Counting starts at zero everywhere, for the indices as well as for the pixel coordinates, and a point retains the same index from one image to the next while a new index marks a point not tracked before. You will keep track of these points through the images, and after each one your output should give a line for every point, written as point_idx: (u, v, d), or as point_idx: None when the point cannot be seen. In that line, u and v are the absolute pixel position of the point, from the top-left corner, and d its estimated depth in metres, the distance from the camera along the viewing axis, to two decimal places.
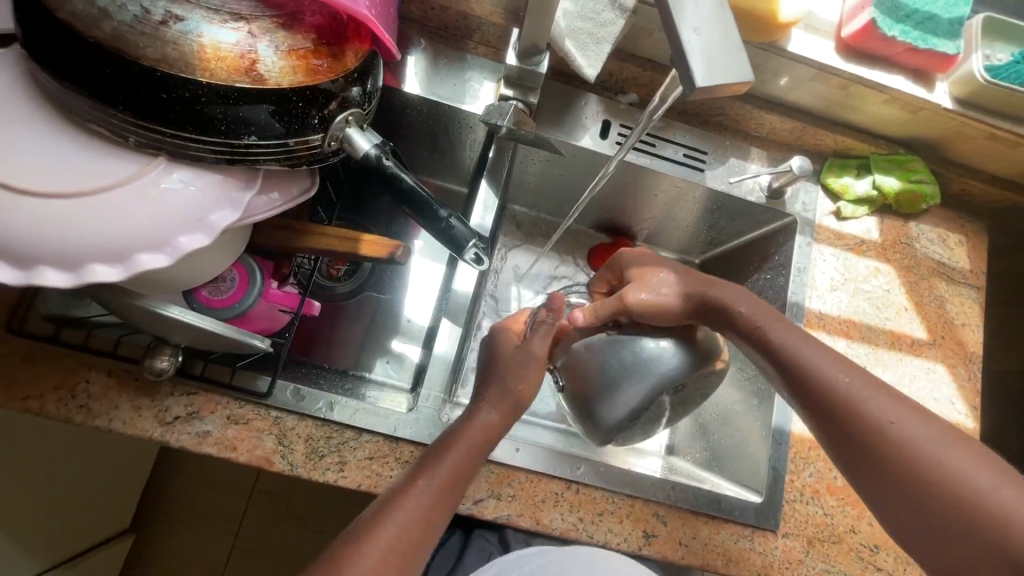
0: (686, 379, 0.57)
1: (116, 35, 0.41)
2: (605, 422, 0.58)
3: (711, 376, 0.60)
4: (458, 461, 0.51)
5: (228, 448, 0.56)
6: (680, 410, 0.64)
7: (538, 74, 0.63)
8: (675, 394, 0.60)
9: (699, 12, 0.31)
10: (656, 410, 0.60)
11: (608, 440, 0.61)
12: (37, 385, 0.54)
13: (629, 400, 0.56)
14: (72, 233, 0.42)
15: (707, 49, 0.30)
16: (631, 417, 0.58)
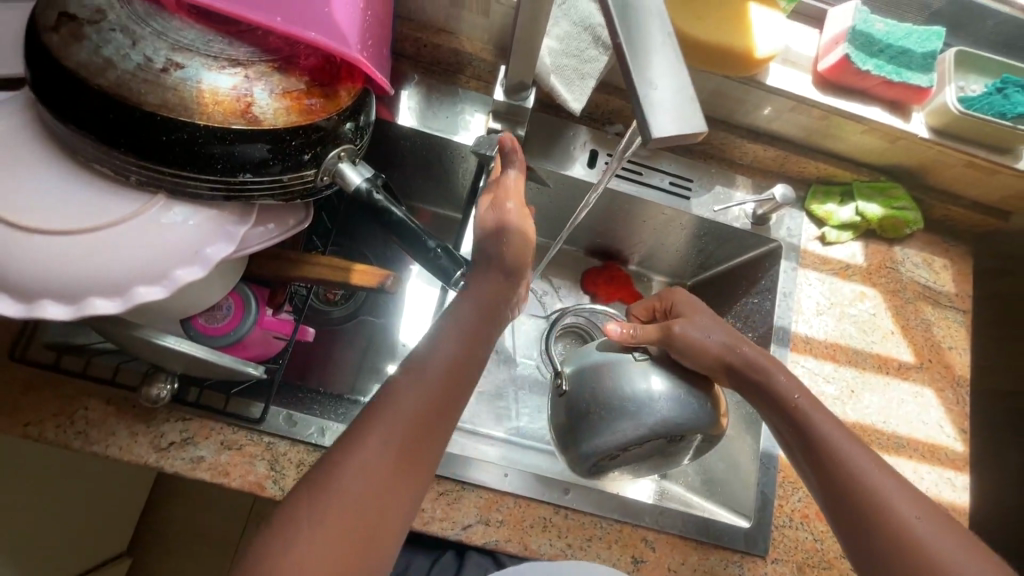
0: (687, 435, 0.56)
1: (119, 82, 0.43)
2: (594, 447, 0.56)
3: (707, 444, 0.59)
4: (457, 354, 0.51)
5: (220, 474, 0.57)
6: (663, 466, 0.63)
7: (525, 109, 0.65)
8: (661, 450, 0.58)
9: (662, 66, 0.34)
10: (639, 455, 0.58)
11: (585, 466, 0.59)
12: (38, 412, 0.56)
13: (629, 435, 0.55)
14: (74, 269, 0.44)
15: (664, 101, 0.33)
16: (618, 452, 0.57)
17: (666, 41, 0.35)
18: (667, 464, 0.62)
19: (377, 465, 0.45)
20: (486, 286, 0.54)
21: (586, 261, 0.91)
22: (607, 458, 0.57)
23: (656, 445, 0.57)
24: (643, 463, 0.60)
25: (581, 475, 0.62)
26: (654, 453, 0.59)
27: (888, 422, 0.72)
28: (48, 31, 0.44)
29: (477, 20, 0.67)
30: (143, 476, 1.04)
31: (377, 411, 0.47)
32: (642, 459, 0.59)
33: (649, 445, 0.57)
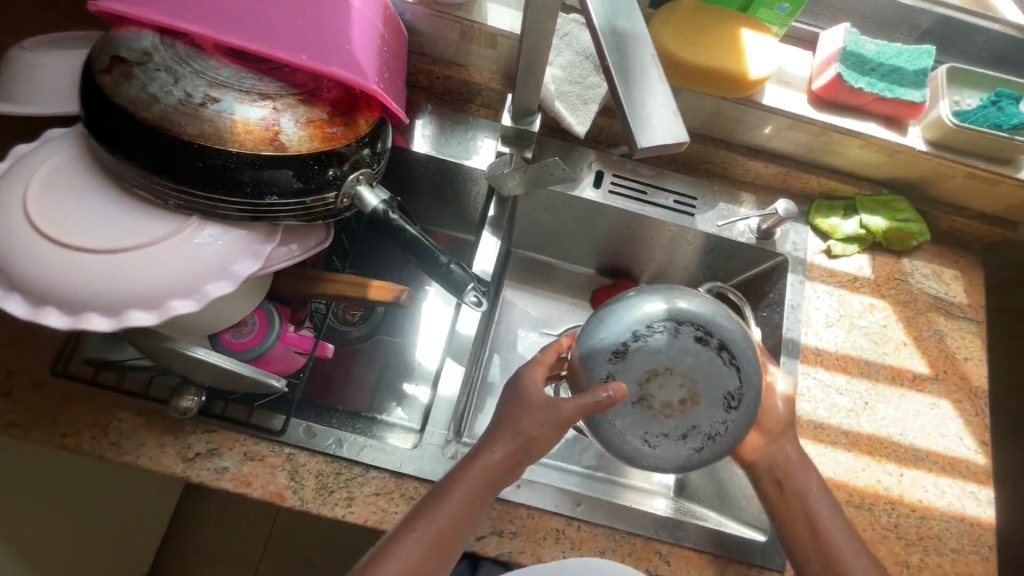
0: (728, 422, 0.53)
1: (162, 115, 0.48)
2: (709, 318, 0.53)
3: (692, 452, 0.53)
4: (501, 461, 0.53)
5: (243, 483, 0.60)
6: (621, 424, 0.52)
7: (532, 133, 0.69)
8: (688, 400, 0.52)
9: (645, 82, 0.37)
10: (681, 376, 0.52)
11: (660, 327, 0.53)
12: (75, 424, 0.59)
13: (737, 357, 0.53)
14: (115, 284, 0.47)
15: (647, 114, 0.36)
16: (703, 348, 0.53)
17: (653, 62, 0.38)
18: (626, 433, 0.52)
19: (420, 559, 0.50)
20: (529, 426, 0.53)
21: (597, 279, 0.93)
22: (684, 339, 0.52)
23: (711, 390, 0.53)
24: (649, 399, 0.52)
25: (621, 333, 0.52)
26: (679, 397, 0.52)
27: (904, 434, 0.71)
28: (101, 72, 0.49)
29: (485, 53, 0.71)
30: (173, 491, 1.08)
31: (427, 512, 0.52)
32: (677, 378, 0.52)
33: (710, 379, 0.53)
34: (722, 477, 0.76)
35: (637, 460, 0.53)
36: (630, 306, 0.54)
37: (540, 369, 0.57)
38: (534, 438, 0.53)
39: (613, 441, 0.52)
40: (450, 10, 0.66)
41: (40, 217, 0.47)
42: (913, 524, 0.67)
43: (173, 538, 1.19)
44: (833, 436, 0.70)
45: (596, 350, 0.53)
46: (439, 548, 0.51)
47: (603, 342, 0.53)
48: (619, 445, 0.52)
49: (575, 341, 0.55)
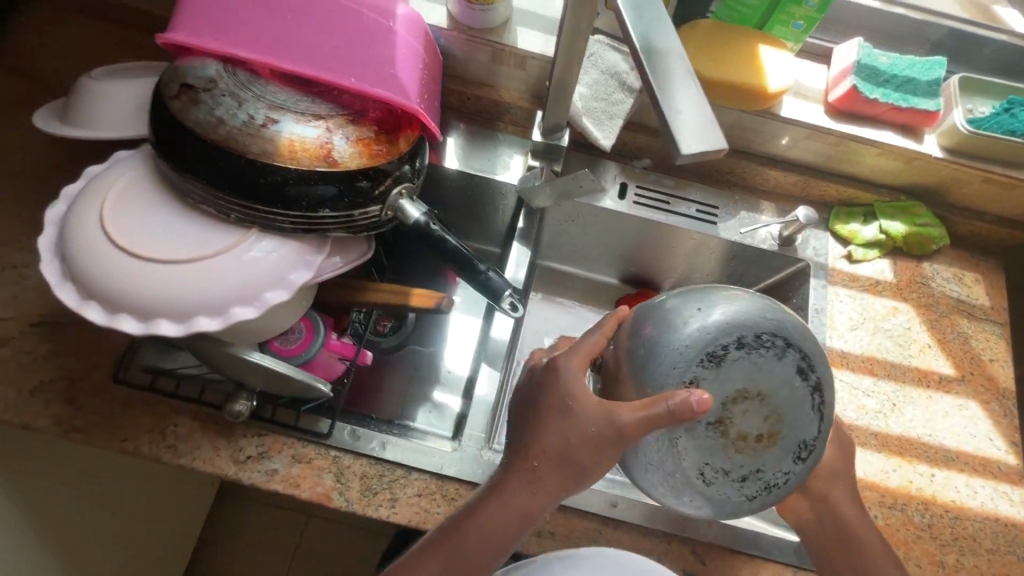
0: (791, 474, 0.52)
1: (228, 136, 0.52)
2: (815, 351, 0.52)
3: (743, 495, 0.52)
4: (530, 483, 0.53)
5: (292, 485, 0.63)
6: (684, 444, 0.51)
7: (561, 148, 0.72)
8: (766, 438, 0.51)
9: (684, 97, 0.40)
10: (770, 409, 0.51)
11: (767, 343, 0.51)
12: (134, 429, 0.64)
13: (828, 403, 0.52)
14: (184, 294, 0.51)
15: (688, 125, 0.39)
16: (799, 383, 0.51)
17: (688, 75, 0.41)
18: (686, 457, 0.51)
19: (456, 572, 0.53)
20: (569, 439, 0.52)
21: (619, 289, 0.95)
22: (785, 364, 0.51)
23: (791, 435, 0.51)
24: (727, 426, 0.51)
25: (726, 336, 0.50)
26: (757, 432, 0.51)
27: (933, 435, 0.72)
28: (171, 98, 0.54)
29: (514, 74, 0.75)
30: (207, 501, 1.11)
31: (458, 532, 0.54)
32: (762, 407, 0.51)
33: (795, 421, 0.52)
34: None
35: (686, 489, 0.52)
36: (738, 310, 0.52)
37: (580, 358, 0.54)
38: (579, 452, 0.52)
39: (670, 462, 0.51)
40: (482, 35, 0.71)
41: (120, 239, 0.51)
42: (947, 524, 0.67)
43: (206, 550, 1.23)
44: (862, 437, 0.72)
45: (690, 347, 0.50)
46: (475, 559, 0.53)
47: (702, 340, 0.51)
48: (676, 468, 0.51)
49: (665, 326, 0.52)
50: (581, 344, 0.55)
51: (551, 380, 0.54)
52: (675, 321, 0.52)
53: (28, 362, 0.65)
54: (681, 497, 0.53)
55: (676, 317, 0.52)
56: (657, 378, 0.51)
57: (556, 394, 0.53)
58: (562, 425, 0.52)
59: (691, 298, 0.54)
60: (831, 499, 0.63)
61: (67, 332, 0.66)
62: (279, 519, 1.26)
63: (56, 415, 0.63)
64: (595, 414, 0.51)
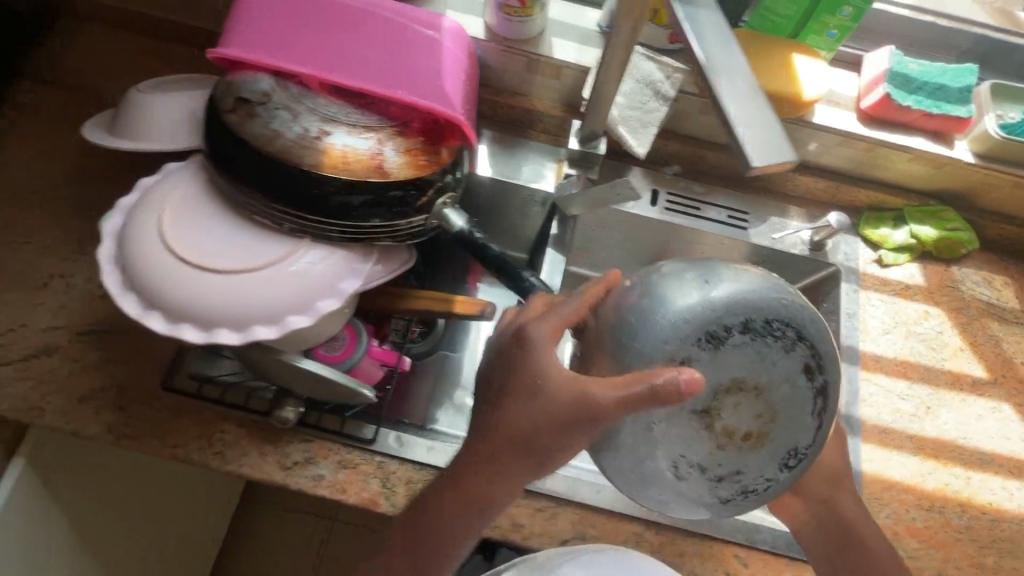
0: (773, 478, 0.52)
1: (284, 148, 0.54)
2: (825, 352, 0.51)
3: (716, 493, 0.52)
4: (493, 467, 0.51)
5: (339, 490, 0.64)
6: (664, 431, 0.50)
7: (597, 155, 0.74)
8: (753, 437, 0.50)
9: (746, 112, 0.41)
10: (763, 407, 0.50)
11: (774, 335, 0.49)
12: (183, 435, 0.65)
13: (828, 408, 0.51)
14: (241, 303, 0.53)
15: (756, 140, 0.40)
16: (803, 382, 0.50)
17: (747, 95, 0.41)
18: (664, 445, 0.50)
19: (412, 558, 0.53)
20: (538, 419, 0.48)
21: None
22: (788, 359, 0.50)
23: (781, 438, 0.51)
24: (714, 419, 0.50)
25: (732, 320, 0.48)
26: (746, 429, 0.50)
27: (968, 438, 0.73)
28: (227, 111, 0.55)
29: (547, 83, 0.76)
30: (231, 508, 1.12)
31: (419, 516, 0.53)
32: (753, 402, 0.50)
33: (785, 423, 0.51)
34: None
35: (659, 478, 0.51)
36: (747, 294, 0.50)
37: (553, 326, 0.50)
38: (537, 434, 0.49)
39: (647, 449, 0.50)
40: (518, 45, 0.72)
41: (181, 250, 0.53)
42: (985, 527, 0.68)
43: (228, 557, 1.23)
44: (898, 441, 0.72)
45: (688, 326, 0.49)
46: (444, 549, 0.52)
47: (703, 321, 0.49)
48: (652, 455, 0.50)
49: (664, 298, 0.50)
50: (558, 314, 0.50)
51: (520, 353, 0.50)
52: (675, 295, 0.50)
53: (77, 370, 0.66)
54: (648, 487, 0.52)
55: (678, 291, 0.50)
56: (646, 351, 0.49)
57: (526, 367, 0.49)
58: (529, 406, 0.49)
59: (694, 273, 0.51)
60: (833, 492, 0.64)
61: (113, 341, 0.68)
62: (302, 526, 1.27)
63: (106, 422, 0.65)
64: (563, 397, 0.47)
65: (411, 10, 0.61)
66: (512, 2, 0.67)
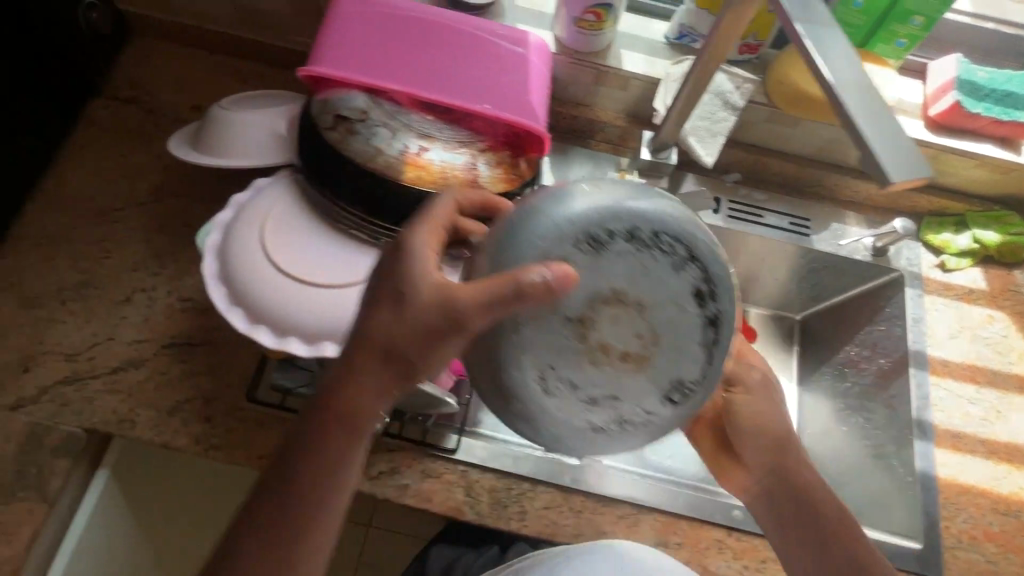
0: (653, 414, 0.45)
1: (388, 165, 0.56)
2: (722, 277, 0.44)
3: (586, 419, 0.44)
4: (360, 396, 0.43)
5: (425, 499, 0.65)
6: (535, 341, 0.42)
7: (668, 165, 0.74)
8: (632, 358, 0.44)
9: (877, 123, 0.39)
10: (647, 326, 0.44)
11: (661, 248, 0.43)
12: (269, 446, 0.66)
13: (721, 342, 0.44)
14: (345, 315, 0.54)
15: (891, 153, 0.38)
16: (690, 308, 0.44)
17: (874, 105, 0.39)
18: (530, 351, 0.42)
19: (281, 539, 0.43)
20: (400, 329, 0.42)
21: None
22: (676, 277, 0.43)
23: (664, 367, 0.44)
24: (590, 330, 0.43)
25: (618, 222, 0.42)
26: (623, 347, 0.43)
27: None
28: (328, 128, 0.57)
29: (613, 94, 0.77)
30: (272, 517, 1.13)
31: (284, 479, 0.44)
32: (637, 315, 0.43)
33: (670, 349, 0.44)
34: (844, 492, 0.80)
35: (524, 399, 0.43)
36: (645, 199, 0.43)
37: (433, 228, 0.45)
38: (411, 344, 0.41)
39: (508, 361, 0.42)
40: (587, 58, 0.73)
41: (285, 265, 0.55)
42: None
43: None
44: (970, 445, 0.73)
45: (568, 223, 0.42)
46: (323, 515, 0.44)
47: (588, 219, 0.42)
48: (515, 367, 0.42)
49: (554, 192, 0.43)
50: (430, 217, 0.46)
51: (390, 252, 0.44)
52: (566, 195, 0.43)
53: (162, 383, 0.67)
54: (512, 410, 0.44)
55: (570, 192, 0.44)
56: (516, 244, 0.41)
57: (394, 264, 0.43)
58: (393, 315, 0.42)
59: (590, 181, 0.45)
60: (777, 456, 0.60)
61: (196, 354, 0.69)
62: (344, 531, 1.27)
63: (194, 433, 0.66)
64: (430, 300, 0.41)
65: (498, 28, 0.62)
66: (588, 16, 0.68)
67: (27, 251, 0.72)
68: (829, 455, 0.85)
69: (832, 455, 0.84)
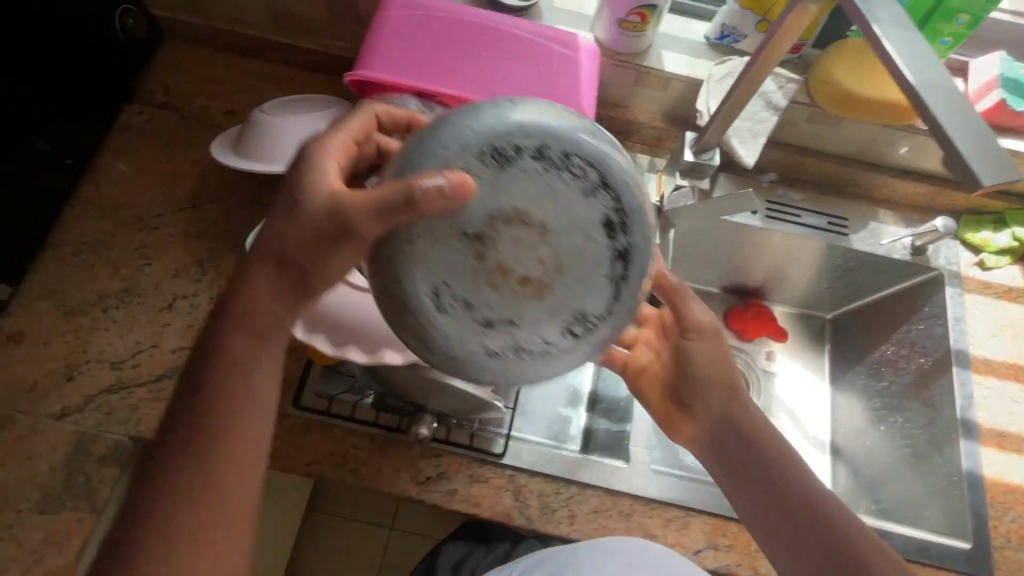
0: (553, 341, 0.46)
1: None
2: (630, 205, 0.44)
3: (484, 341, 0.45)
4: (263, 307, 0.44)
5: (473, 504, 0.65)
6: (432, 254, 0.43)
7: (710, 166, 0.73)
8: (532, 282, 0.45)
9: (965, 130, 0.39)
10: (552, 255, 0.44)
11: (571, 171, 0.42)
12: (317, 453, 0.66)
13: (629, 277, 0.46)
14: None
15: (982, 160, 0.38)
16: (600, 240, 0.44)
17: (961, 110, 0.40)
18: (425, 265, 0.43)
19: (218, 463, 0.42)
20: (297, 234, 0.42)
21: (724, 299, 0.96)
22: (583, 204, 0.43)
23: (567, 296, 0.45)
24: (489, 249, 0.43)
25: (526, 138, 0.41)
26: (523, 270, 0.44)
27: None
28: None
29: (652, 95, 0.77)
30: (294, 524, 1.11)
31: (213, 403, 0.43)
32: (540, 236, 0.44)
33: (571, 274, 0.45)
34: (882, 490, 0.81)
35: (422, 311, 0.44)
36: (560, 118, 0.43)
37: (339, 140, 0.46)
38: (309, 254, 0.42)
39: (405, 272, 0.43)
40: (630, 59, 0.73)
41: None
42: None
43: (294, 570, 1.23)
44: (1015, 443, 0.73)
45: (473, 135, 0.41)
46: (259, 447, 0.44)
47: (494, 133, 0.41)
48: (410, 279, 0.43)
49: (467, 104, 0.42)
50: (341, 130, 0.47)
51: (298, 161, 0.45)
52: (479, 110, 0.42)
53: None
54: (405, 324, 0.44)
55: (484, 106, 0.43)
56: (419, 156, 0.41)
57: (296, 175, 0.44)
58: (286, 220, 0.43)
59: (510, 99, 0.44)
60: (733, 411, 0.59)
61: None
62: (359, 535, 1.26)
63: None
64: (322, 204, 0.41)
65: (548, 30, 0.62)
66: (632, 18, 0.67)
67: (67, 258, 0.71)
68: (865, 455, 0.85)
69: (867, 456, 0.85)
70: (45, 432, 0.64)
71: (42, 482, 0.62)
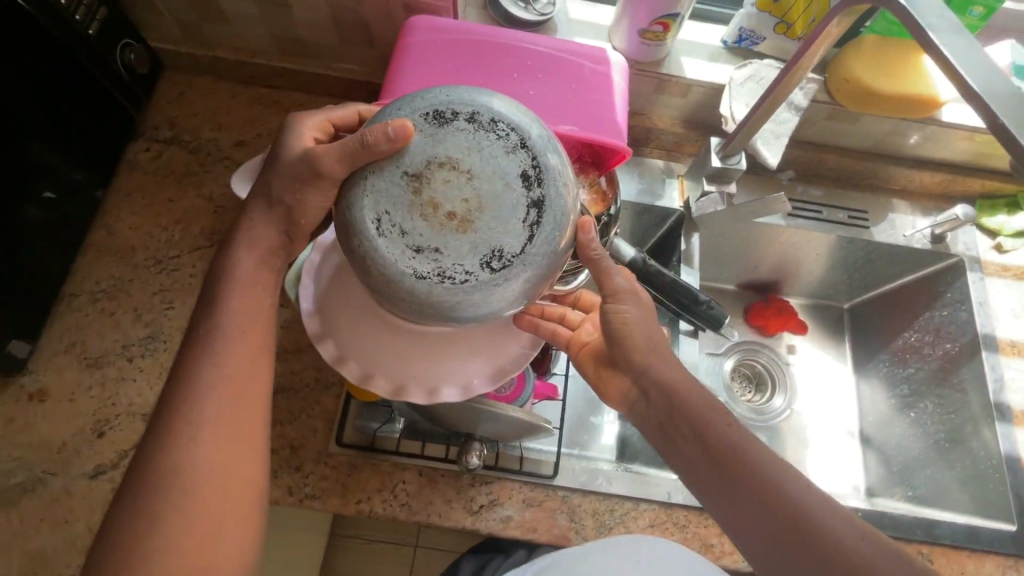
0: (472, 277, 0.38)
1: None
2: (556, 167, 0.39)
3: (408, 270, 0.38)
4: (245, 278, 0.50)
5: (530, 529, 0.65)
6: (374, 185, 0.39)
7: (736, 171, 0.73)
8: (459, 220, 0.38)
9: None
10: (475, 190, 0.38)
11: (497, 131, 0.39)
12: (364, 490, 0.64)
13: (546, 227, 0.38)
14: (463, 346, 0.49)
15: None
16: (516, 187, 0.38)
17: None
18: (372, 195, 0.39)
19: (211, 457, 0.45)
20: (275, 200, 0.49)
21: (744, 296, 0.97)
22: (510, 157, 0.38)
23: (490, 231, 0.38)
24: (422, 185, 0.38)
25: (462, 101, 0.39)
26: (453, 204, 0.38)
27: None
28: None
29: (672, 102, 0.77)
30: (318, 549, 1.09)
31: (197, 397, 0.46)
32: (467, 173, 0.38)
33: (495, 216, 0.38)
34: (912, 474, 0.82)
35: (354, 239, 0.39)
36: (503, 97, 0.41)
37: (316, 118, 0.53)
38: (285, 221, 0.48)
39: (349, 199, 0.39)
40: (650, 68, 0.72)
41: None
42: None
43: None
44: None
45: (422, 99, 0.40)
46: (247, 457, 0.46)
47: (436, 98, 0.40)
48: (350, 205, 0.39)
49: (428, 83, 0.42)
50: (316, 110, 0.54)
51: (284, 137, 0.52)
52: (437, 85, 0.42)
53: None
54: (350, 251, 0.39)
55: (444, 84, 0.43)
56: (370, 118, 0.41)
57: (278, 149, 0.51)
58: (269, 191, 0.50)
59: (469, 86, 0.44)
60: (689, 394, 0.53)
61: (277, 401, 0.67)
62: (384, 557, 1.23)
63: (285, 485, 0.63)
64: (291, 175, 0.48)
65: (574, 46, 0.61)
66: (655, 28, 0.67)
67: (85, 308, 0.69)
68: (895, 443, 0.86)
69: (894, 440, 0.86)
70: (81, 493, 0.61)
71: (82, 545, 0.59)
